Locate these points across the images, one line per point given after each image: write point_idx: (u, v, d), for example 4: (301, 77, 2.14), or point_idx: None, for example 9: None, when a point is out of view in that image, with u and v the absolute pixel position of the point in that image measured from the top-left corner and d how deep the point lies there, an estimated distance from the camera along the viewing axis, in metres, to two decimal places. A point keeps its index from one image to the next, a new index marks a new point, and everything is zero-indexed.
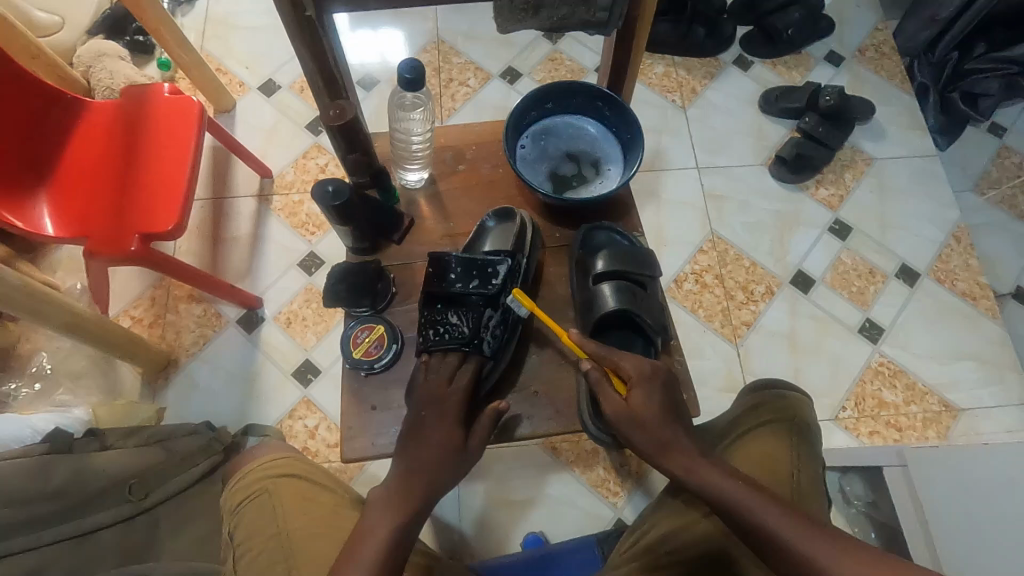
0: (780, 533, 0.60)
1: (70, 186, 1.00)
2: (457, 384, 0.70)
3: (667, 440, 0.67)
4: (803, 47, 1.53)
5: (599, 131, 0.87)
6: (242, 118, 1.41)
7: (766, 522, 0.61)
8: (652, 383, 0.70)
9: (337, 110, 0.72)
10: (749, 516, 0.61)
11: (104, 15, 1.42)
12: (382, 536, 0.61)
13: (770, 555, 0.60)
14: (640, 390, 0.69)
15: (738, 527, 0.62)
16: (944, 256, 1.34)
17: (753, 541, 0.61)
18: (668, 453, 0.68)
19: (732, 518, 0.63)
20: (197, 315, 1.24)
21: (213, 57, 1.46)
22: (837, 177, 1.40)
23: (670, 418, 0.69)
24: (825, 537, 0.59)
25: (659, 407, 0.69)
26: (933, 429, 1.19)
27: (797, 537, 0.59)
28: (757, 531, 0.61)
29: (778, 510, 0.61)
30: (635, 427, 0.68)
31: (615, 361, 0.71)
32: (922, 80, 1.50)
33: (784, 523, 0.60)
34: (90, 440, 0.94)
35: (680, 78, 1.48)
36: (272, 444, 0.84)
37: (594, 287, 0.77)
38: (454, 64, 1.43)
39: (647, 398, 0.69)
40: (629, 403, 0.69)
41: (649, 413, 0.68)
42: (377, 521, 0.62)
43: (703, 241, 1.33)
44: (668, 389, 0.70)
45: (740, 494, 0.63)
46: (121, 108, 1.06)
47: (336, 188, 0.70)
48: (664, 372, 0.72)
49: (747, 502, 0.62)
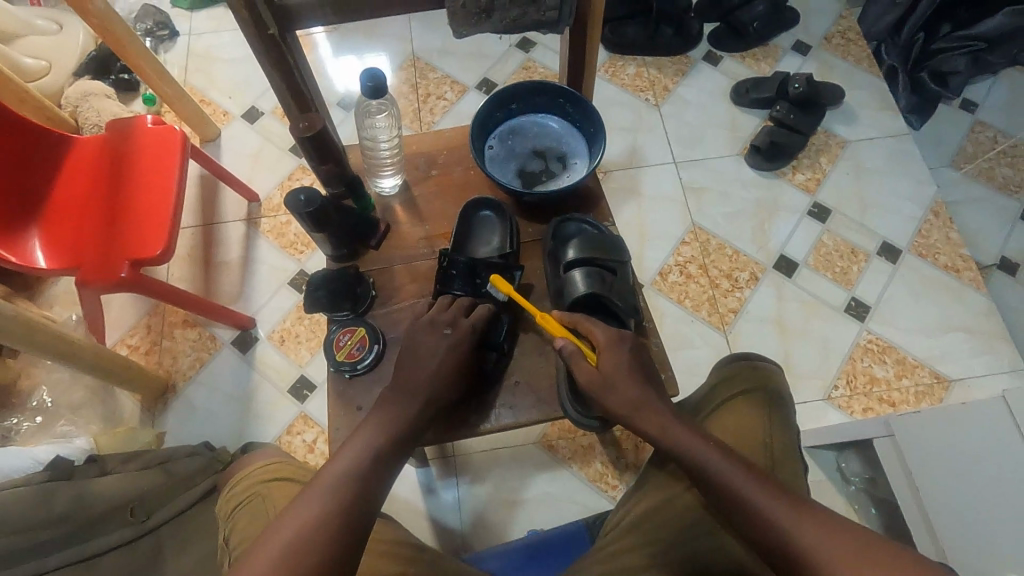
0: (748, 496, 0.60)
1: (61, 221, 1.03)
2: (476, 316, 0.75)
3: (639, 400, 0.69)
4: (771, 39, 1.56)
5: (564, 126, 0.89)
6: (227, 145, 1.45)
7: (736, 486, 0.61)
8: (620, 349, 0.72)
9: (307, 122, 0.73)
10: (721, 478, 0.63)
11: (90, 57, 1.47)
12: (361, 449, 0.63)
13: (741, 517, 0.61)
14: (608, 355, 0.72)
15: (708, 489, 0.64)
16: (925, 231, 1.35)
17: (722, 504, 0.63)
18: (641, 413, 0.69)
19: (703, 479, 0.64)
20: (193, 340, 1.26)
21: (197, 89, 1.51)
22: (813, 161, 1.43)
23: (641, 379, 0.71)
24: (794, 504, 0.59)
25: (628, 370, 0.71)
26: (926, 401, 1.20)
27: (765, 502, 0.59)
28: (727, 491, 0.62)
29: (747, 474, 0.62)
30: (608, 391, 0.70)
31: (591, 330, 0.74)
32: (890, 62, 1.53)
33: (754, 488, 0.61)
34: (90, 466, 0.99)
35: (652, 77, 1.52)
36: (266, 452, 0.87)
37: (565, 274, 0.79)
38: (431, 79, 1.47)
39: (616, 361, 0.71)
40: (598, 367, 0.71)
41: (617, 375, 0.70)
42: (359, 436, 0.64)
43: (685, 232, 1.35)
44: (635, 354, 0.73)
45: (711, 457, 0.64)
46: (107, 141, 1.09)
47: (308, 197, 0.73)
48: (631, 341, 0.74)
49: (720, 467, 0.63)
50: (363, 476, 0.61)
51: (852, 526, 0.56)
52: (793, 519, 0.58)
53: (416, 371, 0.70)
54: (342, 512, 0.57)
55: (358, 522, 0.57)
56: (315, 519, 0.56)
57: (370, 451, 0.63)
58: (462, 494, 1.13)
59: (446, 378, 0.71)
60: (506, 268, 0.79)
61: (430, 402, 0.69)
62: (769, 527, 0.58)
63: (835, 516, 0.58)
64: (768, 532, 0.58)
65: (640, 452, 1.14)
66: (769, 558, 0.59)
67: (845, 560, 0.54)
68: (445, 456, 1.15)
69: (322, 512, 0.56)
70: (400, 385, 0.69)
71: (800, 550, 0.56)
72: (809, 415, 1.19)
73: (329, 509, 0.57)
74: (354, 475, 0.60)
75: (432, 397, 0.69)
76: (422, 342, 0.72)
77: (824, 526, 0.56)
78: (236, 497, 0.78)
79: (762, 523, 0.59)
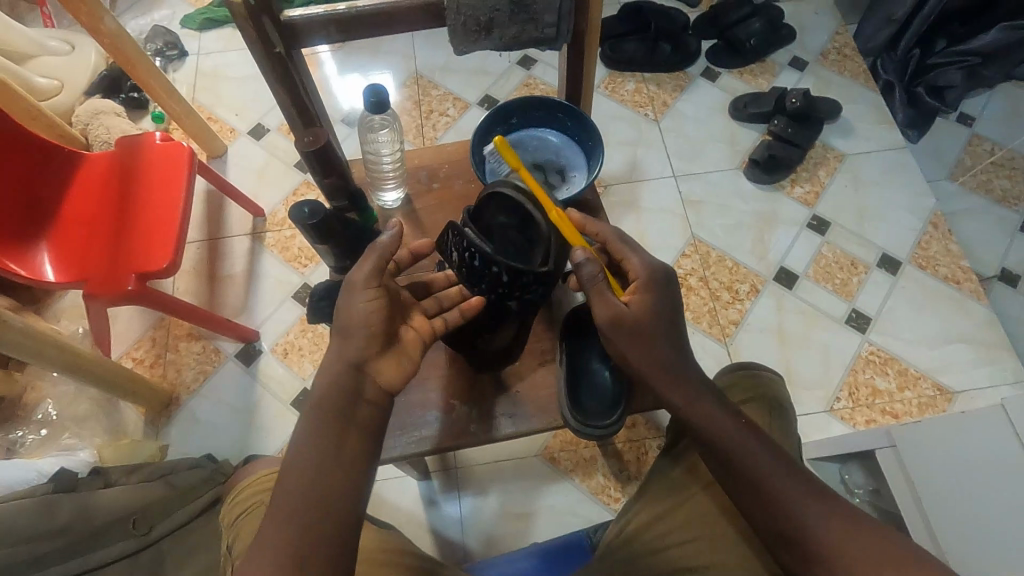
0: (777, 488, 0.60)
1: (69, 235, 1.05)
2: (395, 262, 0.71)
3: (667, 366, 0.66)
4: (768, 55, 1.59)
5: (562, 140, 0.91)
6: (234, 161, 1.47)
7: (761, 473, 0.61)
8: (653, 291, 0.68)
9: (312, 137, 0.75)
10: (748, 464, 0.62)
11: (101, 76, 1.51)
12: (305, 457, 0.56)
13: (760, 504, 0.61)
14: (640, 295, 0.67)
15: (726, 467, 0.63)
16: (924, 243, 1.36)
17: (742, 486, 0.62)
18: (670, 378, 0.66)
19: (727, 460, 0.63)
20: (197, 352, 1.27)
21: (205, 107, 1.54)
22: (812, 174, 1.44)
23: (673, 339, 0.67)
24: (818, 497, 0.60)
25: (659, 315, 0.67)
26: (929, 413, 1.19)
27: (790, 492, 0.60)
28: (753, 477, 0.61)
29: (777, 462, 0.62)
30: (636, 341, 0.66)
31: (630, 265, 0.70)
32: (886, 77, 1.56)
33: (784, 481, 0.61)
34: (94, 478, 1.00)
35: (651, 93, 1.54)
36: (268, 462, 0.87)
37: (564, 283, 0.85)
38: (434, 96, 1.50)
39: (646, 303, 0.67)
40: (632, 303, 0.67)
41: (647, 319, 0.66)
42: (302, 440, 0.57)
43: (685, 245, 1.36)
44: (669, 298, 0.69)
45: (742, 440, 0.63)
46: (115, 158, 1.11)
47: (312, 209, 0.74)
48: (670, 290, 0.69)
49: (750, 451, 0.62)
50: (311, 475, 0.55)
51: (866, 519, 0.59)
52: (814, 514, 0.59)
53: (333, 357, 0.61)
54: (293, 524, 0.53)
55: (317, 532, 0.54)
56: (273, 553, 0.52)
57: (314, 449, 0.57)
58: (465, 506, 1.13)
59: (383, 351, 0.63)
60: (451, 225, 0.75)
61: (376, 380, 0.61)
62: (786, 515, 0.60)
63: (852, 507, 0.60)
64: (786, 524, 0.60)
65: (641, 466, 1.14)
66: (775, 542, 0.61)
67: (856, 557, 0.57)
68: (447, 469, 1.15)
69: (281, 544, 0.52)
70: (336, 362, 0.61)
71: (812, 543, 0.58)
72: (811, 426, 1.19)
73: (290, 538, 0.53)
74: (306, 491, 0.55)
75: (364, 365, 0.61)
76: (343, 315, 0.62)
77: (844, 520, 0.59)
78: (244, 503, 0.78)
79: (781, 511, 0.60)
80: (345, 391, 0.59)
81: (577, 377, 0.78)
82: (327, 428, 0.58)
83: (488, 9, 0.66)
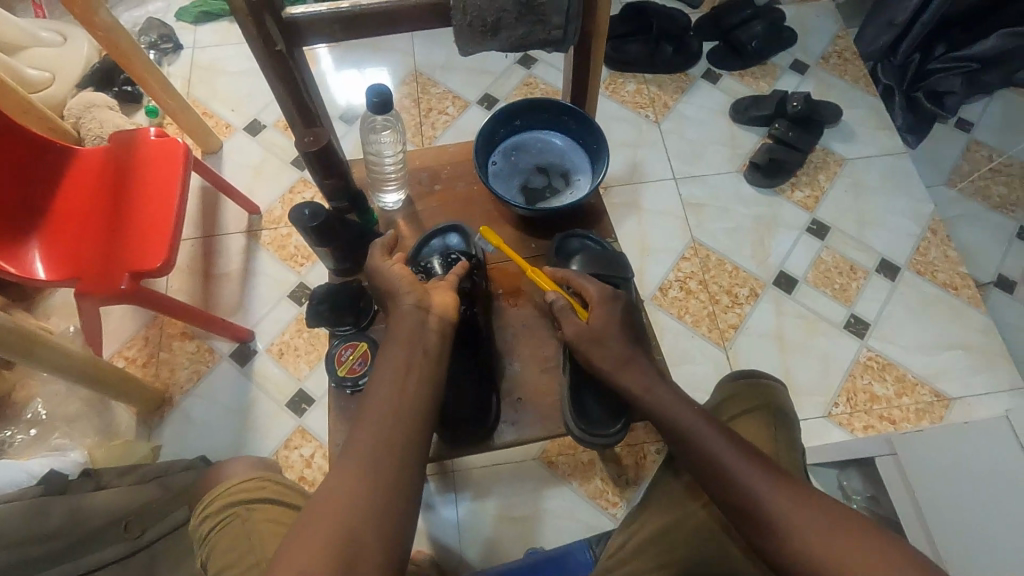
0: (735, 474, 0.63)
1: (60, 232, 1.02)
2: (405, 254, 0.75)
3: (625, 357, 0.72)
4: (769, 58, 1.58)
5: (567, 143, 0.90)
6: (230, 157, 1.45)
7: (714, 452, 0.65)
8: (611, 305, 0.74)
9: (312, 137, 0.73)
10: (699, 444, 0.66)
11: (94, 69, 1.48)
12: (376, 417, 0.59)
13: (719, 490, 0.64)
14: (599, 311, 0.73)
15: (683, 449, 0.67)
16: (923, 249, 1.36)
17: (706, 474, 0.65)
18: (626, 368, 0.71)
19: (684, 446, 0.67)
20: (191, 351, 1.25)
21: (200, 101, 1.51)
22: (812, 178, 1.44)
23: (628, 336, 0.73)
24: (770, 474, 0.62)
25: (618, 327, 0.73)
26: (927, 419, 1.19)
27: (740, 468, 0.63)
28: (710, 462, 0.64)
29: (731, 445, 0.65)
30: (595, 344, 0.72)
31: (582, 286, 0.75)
32: (886, 82, 1.57)
33: (744, 468, 0.63)
34: (85, 481, 0.98)
35: (652, 94, 1.53)
36: (241, 465, 0.76)
37: None
38: (433, 94, 1.48)
39: (606, 316, 0.73)
40: (588, 323, 0.73)
41: (607, 330, 0.72)
42: (375, 404, 0.61)
43: (685, 248, 1.36)
44: (626, 312, 0.75)
45: (700, 429, 0.67)
46: (109, 153, 1.09)
47: (313, 211, 0.73)
48: (622, 299, 0.75)
49: (699, 432, 0.66)
50: (383, 453, 0.57)
51: (819, 495, 0.61)
52: (775, 499, 0.60)
53: (398, 323, 0.67)
54: (365, 478, 0.55)
55: (391, 512, 0.54)
56: (343, 505, 0.53)
57: (386, 430, 0.59)
58: (462, 510, 1.12)
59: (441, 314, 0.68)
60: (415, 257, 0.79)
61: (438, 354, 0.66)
62: (746, 498, 0.61)
63: (804, 485, 0.62)
64: (748, 510, 0.61)
65: (640, 469, 1.14)
66: (745, 531, 0.62)
67: (821, 540, 0.57)
68: (444, 471, 1.14)
69: (350, 492, 0.54)
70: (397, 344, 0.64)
71: (775, 529, 0.59)
72: (809, 432, 1.18)
73: (359, 489, 0.54)
74: (374, 450, 0.57)
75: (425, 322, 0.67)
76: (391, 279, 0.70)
77: (795, 494, 0.60)
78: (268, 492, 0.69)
79: (734, 486, 0.62)
80: (412, 351, 0.64)
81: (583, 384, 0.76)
82: (398, 390, 0.62)
83: (496, 9, 0.64)
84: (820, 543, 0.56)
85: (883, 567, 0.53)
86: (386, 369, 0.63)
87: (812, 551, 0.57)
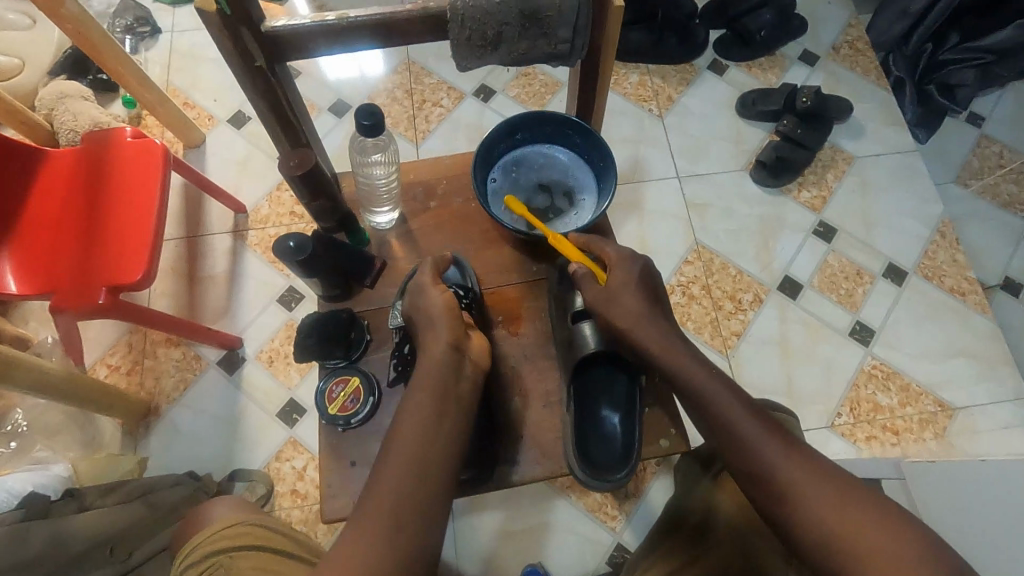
0: (750, 439, 0.62)
1: (32, 243, 0.97)
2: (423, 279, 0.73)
3: (641, 313, 0.71)
4: (778, 48, 1.51)
5: (571, 158, 0.85)
6: (213, 152, 1.38)
7: (728, 412, 0.65)
8: (631, 264, 0.73)
9: (298, 159, 0.68)
10: (715, 407, 0.65)
11: (66, 55, 1.40)
12: (404, 462, 0.58)
13: (731, 452, 0.63)
14: (619, 269, 0.73)
15: (696, 406, 0.67)
16: (931, 252, 1.33)
17: (720, 436, 0.65)
18: (641, 325, 0.71)
19: (699, 408, 0.67)
20: (176, 359, 1.20)
21: (181, 91, 1.43)
22: (819, 177, 1.39)
23: (651, 300, 0.73)
24: (787, 445, 0.62)
25: (638, 286, 0.72)
26: (930, 430, 1.18)
27: (755, 435, 0.62)
28: (725, 425, 0.64)
29: (749, 413, 0.64)
30: (612, 305, 0.72)
31: (604, 251, 0.75)
32: (898, 73, 1.50)
33: (760, 434, 0.62)
34: (68, 501, 0.93)
35: (656, 86, 1.47)
36: (222, 510, 0.73)
37: (572, 326, 0.77)
38: (427, 84, 1.41)
39: (626, 275, 0.73)
40: (607, 288, 0.72)
41: (625, 291, 0.72)
42: (399, 447, 0.59)
43: (688, 251, 1.31)
44: (646, 274, 0.74)
45: (718, 393, 0.66)
46: (80, 156, 1.02)
47: (298, 243, 0.67)
48: (642, 260, 0.75)
49: (718, 394, 0.66)
50: (409, 500, 0.56)
51: (833, 467, 0.60)
52: (787, 466, 0.60)
53: (425, 362, 0.66)
54: (390, 526, 0.54)
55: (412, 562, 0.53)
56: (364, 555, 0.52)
57: (410, 473, 0.58)
58: (458, 524, 1.10)
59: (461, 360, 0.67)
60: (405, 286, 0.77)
61: (463, 405, 0.64)
62: (757, 461, 0.61)
63: (819, 456, 0.61)
64: (759, 474, 0.61)
65: (639, 481, 1.12)
66: (753, 496, 0.61)
67: (830, 509, 0.56)
68: None
69: (374, 543, 0.53)
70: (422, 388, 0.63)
71: (783, 494, 0.58)
72: (812, 443, 1.16)
73: (381, 539, 0.53)
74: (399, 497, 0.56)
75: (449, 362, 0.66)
76: (427, 310, 0.70)
77: (808, 463, 0.60)
78: (253, 538, 0.67)
79: (746, 447, 0.62)
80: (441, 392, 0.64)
81: (589, 426, 0.75)
82: (424, 433, 0.60)
83: (497, 21, 0.59)
84: (828, 509, 0.56)
85: (889, 537, 0.52)
86: (411, 410, 0.62)
87: (819, 517, 0.56)
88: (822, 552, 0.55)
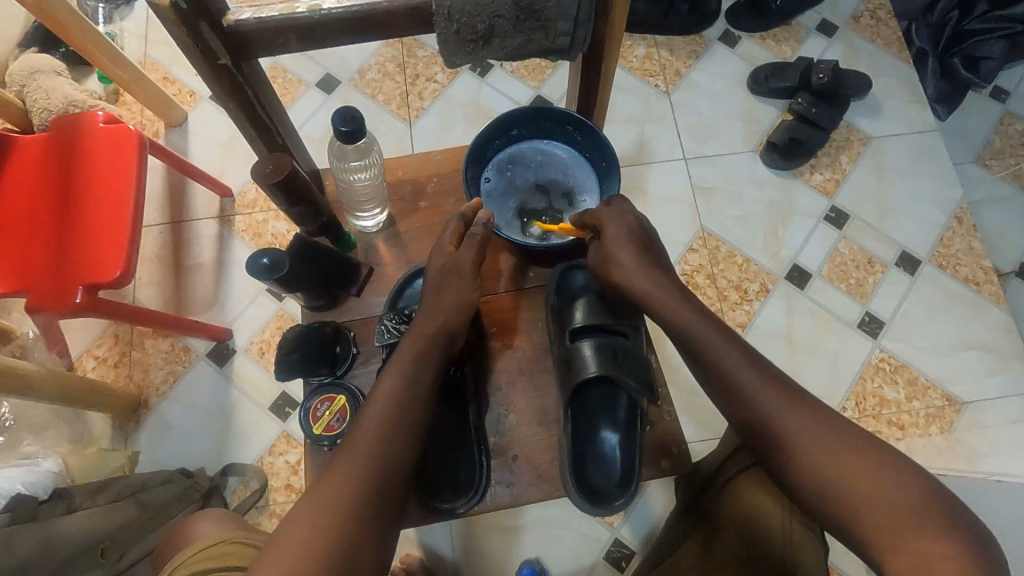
0: (748, 386, 0.65)
1: (4, 237, 0.92)
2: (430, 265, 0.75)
3: (636, 266, 0.75)
4: (794, 18, 1.42)
5: (571, 156, 0.87)
6: (196, 131, 1.31)
7: (726, 362, 0.67)
8: (622, 218, 0.78)
9: (273, 165, 0.65)
10: (715, 357, 0.67)
11: (35, 26, 1.31)
12: (372, 433, 0.62)
13: (729, 398, 0.66)
14: (611, 226, 0.77)
15: (696, 357, 0.69)
16: (946, 240, 1.27)
17: (718, 383, 0.67)
18: (634, 279, 0.74)
19: (698, 358, 0.69)
20: (165, 351, 1.17)
21: (160, 65, 1.35)
22: (833, 159, 1.32)
23: (645, 258, 0.76)
24: (783, 393, 0.64)
25: (627, 240, 0.76)
26: (936, 425, 1.15)
27: (753, 384, 0.64)
28: (722, 373, 0.67)
29: (749, 363, 0.66)
30: (610, 264, 0.76)
31: (594, 214, 0.79)
32: (920, 45, 1.41)
33: (758, 383, 0.64)
34: (56, 503, 0.89)
35: (663, 60, 1.38)
36: (206, 531, 0.71)
37: (572, 345, 0.77)
38: (419, 58, 1.33)
39: (619, 232, 0.77)
40: (604, 246, 0.76)
41: (617, 243, 0.76)
42: (371, 416, 0.63)
43: (693, 238, 1.26)
44: (642, 237, 0.78)
45: (717, 343, 0.68)
46: (50, 143, 0.96)
47: (272, 260, 0.64)
48: (632, 212, 0.79)
49: (718, 345, 0.68)
50: (366, 464, 0.60)
51: (841, 420, 0.61)
52: (783, 412, 0.62)
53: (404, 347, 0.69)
54: (349, 485, 0.58)
55: (365, 524, 0.57)
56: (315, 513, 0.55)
57: (371, 441, 0.61)
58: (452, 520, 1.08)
59: (447, 355, 0.71)
60: (395, 300, 0.78)
61: (427, 387, 0.67)
62: (753, 407, 0.64)
63: (821, 406, 0.63)
64: (756, 420, 0.63)
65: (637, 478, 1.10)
66: (751, 440, 0.64)
67: (823, 451, 0.58)
68: None
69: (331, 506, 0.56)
70: (399, 368, 0.67)
71: (777, 439, 0.61)
72: None
73: (337, 498, 0.57)
74: (364, 469, 0.59)
75: (427, 343, 0.69)
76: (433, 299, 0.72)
77: (803, 408, 0.62)
78: (235, 558, 0.63)
79: (752, 403, 0.64)
80: (413, 372, 0.67)
81: (584, 448, 0.75)
82: (392, 410, 0.64)
83: (488, 15, 0.56)
84: (822, 452, 0.58)
85: (878, 476, 0.55)
86: (387, 387, 0.65)
87: (812, 461, 0.59)
88: (823, 502, 0.57)
